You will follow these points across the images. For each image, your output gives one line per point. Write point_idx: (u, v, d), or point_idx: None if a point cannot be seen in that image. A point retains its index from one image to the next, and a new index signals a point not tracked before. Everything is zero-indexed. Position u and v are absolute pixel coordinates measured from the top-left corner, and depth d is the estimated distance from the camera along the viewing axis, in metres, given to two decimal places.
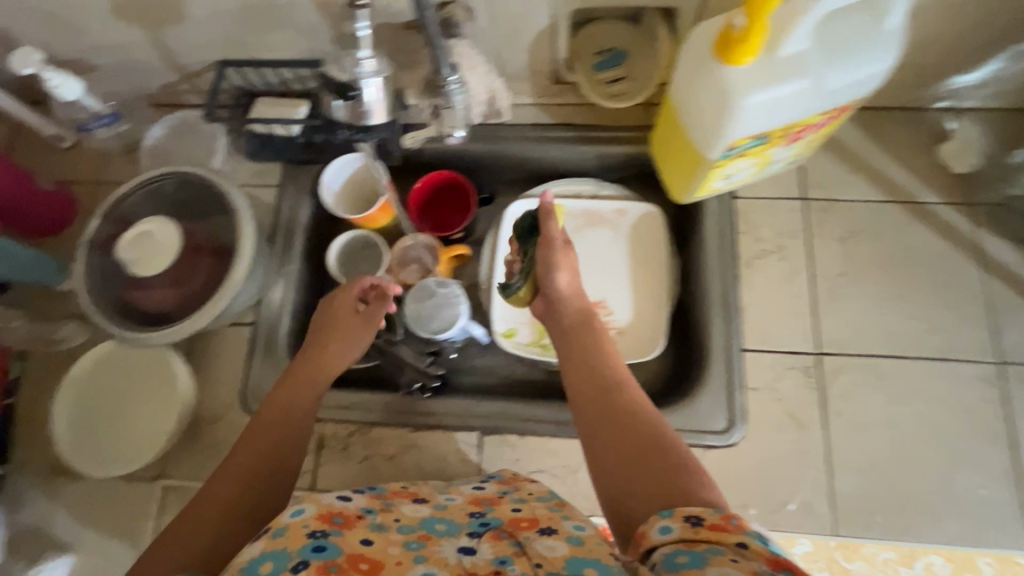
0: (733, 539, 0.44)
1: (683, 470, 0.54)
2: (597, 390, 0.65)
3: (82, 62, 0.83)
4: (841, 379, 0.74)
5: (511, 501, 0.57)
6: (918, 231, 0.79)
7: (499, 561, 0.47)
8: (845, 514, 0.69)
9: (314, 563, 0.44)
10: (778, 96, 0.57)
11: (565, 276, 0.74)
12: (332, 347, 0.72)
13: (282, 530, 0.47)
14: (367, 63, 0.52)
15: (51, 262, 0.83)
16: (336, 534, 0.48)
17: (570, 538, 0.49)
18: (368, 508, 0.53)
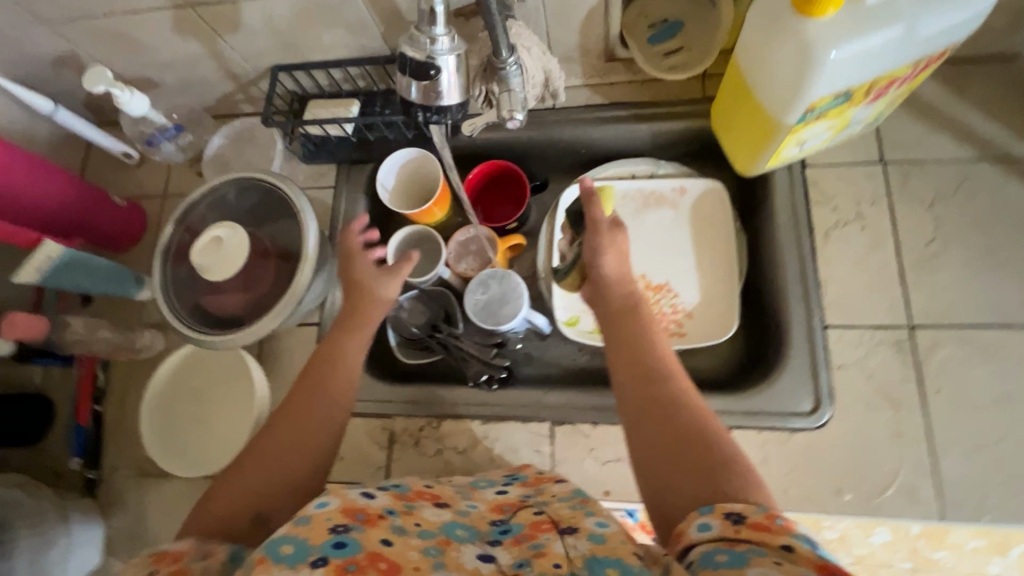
0: (778, 541, 0.39)
1: (734, 463, 0.48)
2: (635, 367, 0.58)
3: (146, 79, 0.86)
4: (938, 353, 0.69)
5: (534, 503, 0.54)
6: (1016, 189, 0.73)
7: (517, 565, 0.45)
8: (953, 497, 0.64)
9: (332, 562, 0.41)
10: (866, 48, 0.53)
11: (610, 259, 0.67)
12: (363, 303, 0.69)
13: (305, 518, 0.44)
14: (442, 38, 0.50)
15: (129, 274, 0.87)
16: (358, 530, 0.44)
17: (593, 535, 0.47)
18: (391, 508, 0.49)
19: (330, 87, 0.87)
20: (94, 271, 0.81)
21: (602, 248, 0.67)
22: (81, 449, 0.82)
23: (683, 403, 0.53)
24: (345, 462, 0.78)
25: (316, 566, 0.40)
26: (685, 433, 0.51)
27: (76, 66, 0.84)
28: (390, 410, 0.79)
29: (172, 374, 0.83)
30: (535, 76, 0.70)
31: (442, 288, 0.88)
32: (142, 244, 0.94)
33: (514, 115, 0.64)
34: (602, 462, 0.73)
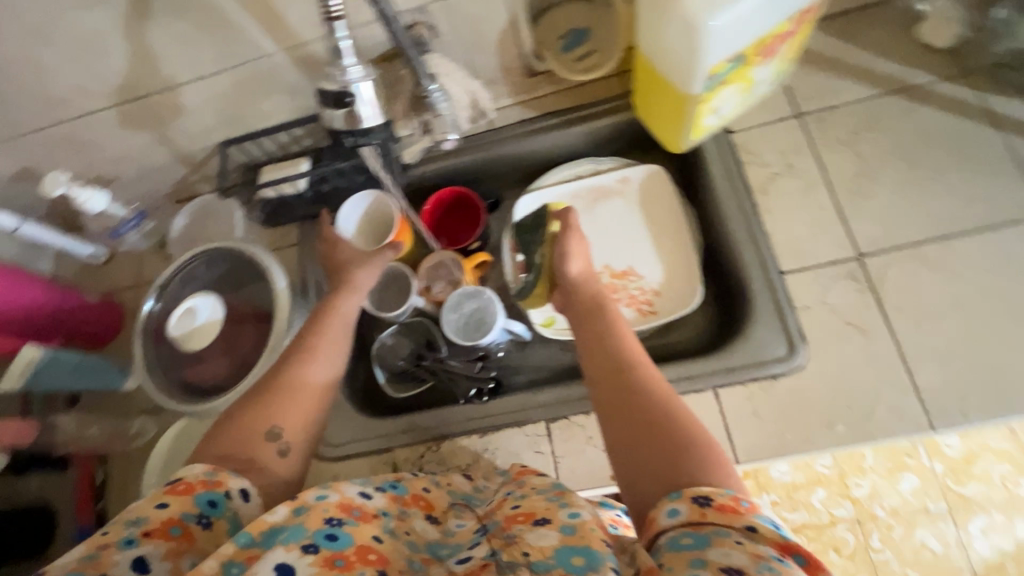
0: (742, 522, 0.40)
1: (705, 448, 0.48)
2: (607, 363, 0.59)
3: (103, 177, 0.90)
4: (891, 275, 0.72)
5: (513, 498, 0.52)
6: (923, 114, 0.78)
7: (490, 554, 0.48)
8: (937, 406, 0.66)
9: (323, 551, 0.44)
10: (742, 12, 0.58)
11: (577, 263, 0.73)
12: (358, 275, 0.77)
13: (303, 507, 0.46)
14: (354, 70, 0.59)
15: (112, 366, 0.89)
16: (351, 524, 0.47)
17: (563, 526, 0.45)
18: (386, 509, 0.50)
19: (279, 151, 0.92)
20: (77, 366, 0.83)
21: (571, 254, 0.73)
22: None
23: (654, 393, 0.54)
24: None
25: (307, 551, 0.43)
26: (655, 420, 0.51)
27: (34, 178, 0.88)
28: (389, 442, 0.80)
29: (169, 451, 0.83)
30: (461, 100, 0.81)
31: (419, 317, 0.90)
32: (122, 334, 0.96)
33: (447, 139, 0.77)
34: (602, 448, 0.74)
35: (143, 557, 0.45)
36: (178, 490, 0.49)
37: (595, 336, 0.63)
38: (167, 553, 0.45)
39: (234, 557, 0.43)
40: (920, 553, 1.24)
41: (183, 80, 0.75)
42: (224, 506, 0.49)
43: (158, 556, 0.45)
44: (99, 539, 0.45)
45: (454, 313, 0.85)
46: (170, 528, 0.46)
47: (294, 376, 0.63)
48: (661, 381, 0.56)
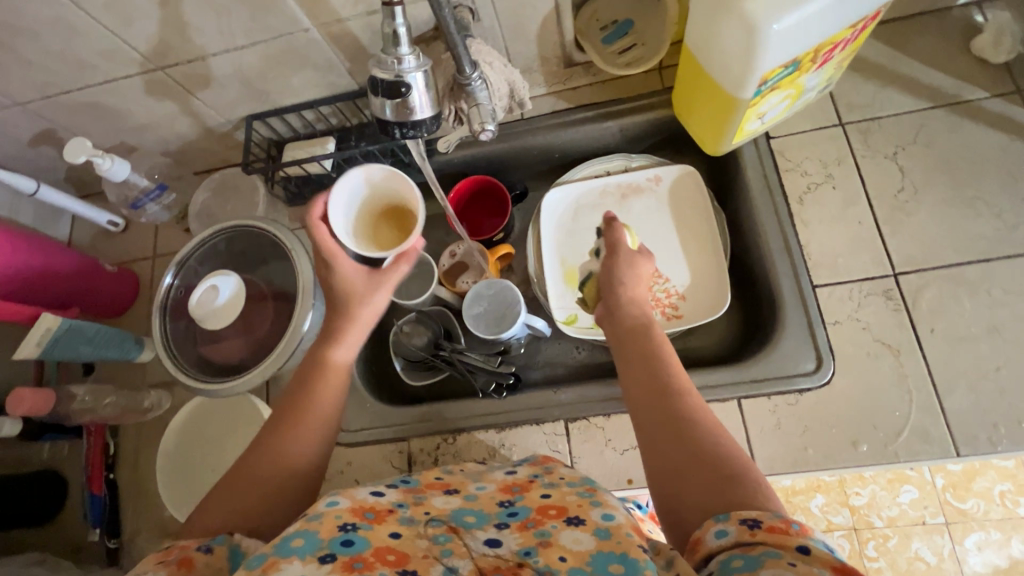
0: (794, 543, 0.40)
1: (752, 480, 0.48)
2: (650, 390, 0.58)
3: (125, 144, 0.88)
4: (926, 295, 0.71)
5: (542, 486, 0.55)
6: (971, 130, 0.76)
7: (523, 553, 0.47)
8: (964, 432, 0.66)
9: (340, 558, 0.43)
10: (804, 17, 0.56)
11: (633, 289, 0.69)
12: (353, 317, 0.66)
13: (317, 514, 0.46)
14: (409, 56, 0.54)
15: (128, 337, 0.88)
16: (365, 527, 0.47)
17: (597, 530, 0.46)
18: (400, 501, 0.53)
19: (304, 129, 0.90)
20: (94, 338, 0.82)
21: (621, 274, 0.70)
22: (99, 518, 0.82)
23: (701, 424, 0.54)
24: None
25: (325, 561, 0.43)
26: (700, 451, 0.51)
27: (53, 142, 0.86)
28: (404, 432, 0.79)
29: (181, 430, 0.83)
30: (500, 88, 0.72)
31: (439, 307, 0.89)
32: (137, 305, 0.95)
33: (486, 127, 0.66)
34: (621, 451, 0.74)
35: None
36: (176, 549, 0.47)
37: (636, 358, 0.62)
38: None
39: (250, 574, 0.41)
40: (915, 565, 1.26)
41: (214, 51, 0.73)
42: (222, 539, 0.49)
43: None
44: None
45: (476, 305, 0.84)
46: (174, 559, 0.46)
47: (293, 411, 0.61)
48: (706, 412, 0.55)
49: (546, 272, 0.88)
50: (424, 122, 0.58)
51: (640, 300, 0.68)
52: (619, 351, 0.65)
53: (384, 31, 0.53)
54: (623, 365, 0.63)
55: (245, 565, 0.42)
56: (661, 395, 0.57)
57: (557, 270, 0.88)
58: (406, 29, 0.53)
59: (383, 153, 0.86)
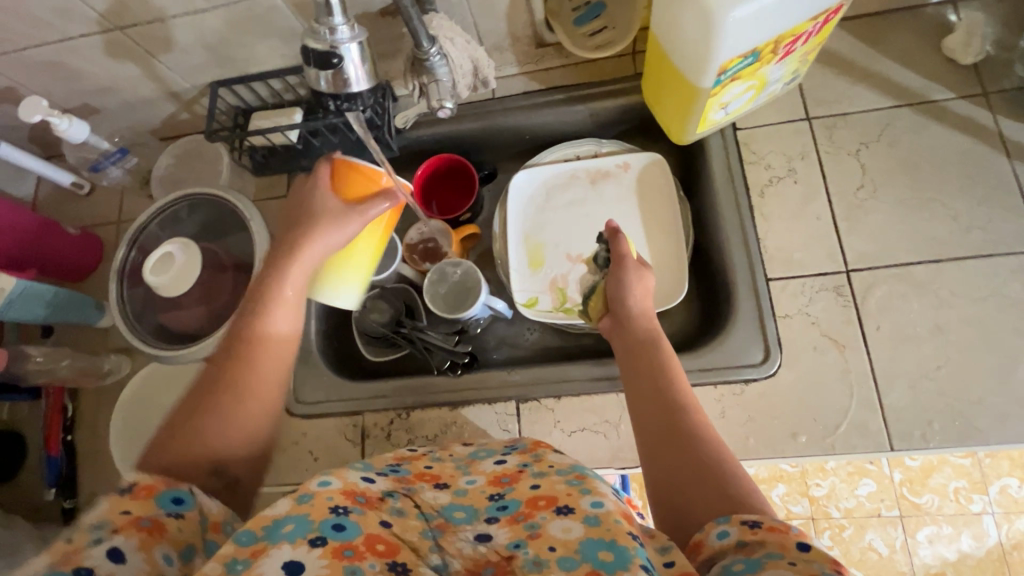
0: (793, 542, 0.41)
1: (751, 494, 0.49)
2: (655, 403, 0.59)
3: (87, 105, 0.87)
4: (876, 293, 0.72)
5: (531, 476, 0.56)
6: (935, 131, 0.76)
7: (513, 545, 0.48)
8: (899, 428, 0.67)
9: (331, 543, 0.44)
10: (761, 7, 0.55)
11: (637, 296, 0.70)
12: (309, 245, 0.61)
13: (307, 496, 0.48)
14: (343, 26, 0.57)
15: (89, 301, 0.88)
16: (357, 512, 0.48)
17: (587, 517, 0.47)
18: (390, 491, 0.54)
19: (271, 98, 0.88)
20: (52, 300, 0.82)
21: (629, 283, 0.70)
22: (56, 479, 0.83)
23: (703, 439, 0.54)
24: (320, 462, 0.79)
25: (314, 544, 0.44)
26: (703, 465, 0.52)
27: (13, 100, 0.85)
28: (359, 407, 0.80)
29: (132, 398, 0.84)
30: (463, 65, 0.71)
31: (402, 284, 0.90)
32: (100, 269, 0.94)
33: (444, 104, 0.68)
34: (568, 433, 0.75)
35: (116, 547, 0.40)
36: (138, 495, 0.44)
37: (642, 371, 0.63)
38: (140, 544, 0.41)
39: (237, 556, 0.42)
40: (867, 555, 1.28)
41: (173, 13, 0.71)
42: (193, 501, 0.46)
43: (132, 545, 0.41)
44: (63, 548, 0.40)
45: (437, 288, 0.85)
46: (140, 520, 0.42)
47: (245, 361, 0.56)
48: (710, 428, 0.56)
49: (509, 255, 0.88)
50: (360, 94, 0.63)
51: (647, 313, 0.69)
52: (626, 366, 0.65)
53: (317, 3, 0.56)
54: (632, 382, 0.63)
55: (234, 541, 0.43)
56: (668, 412, 0.58)
57: (521, 253, 0.88)
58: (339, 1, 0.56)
59: None
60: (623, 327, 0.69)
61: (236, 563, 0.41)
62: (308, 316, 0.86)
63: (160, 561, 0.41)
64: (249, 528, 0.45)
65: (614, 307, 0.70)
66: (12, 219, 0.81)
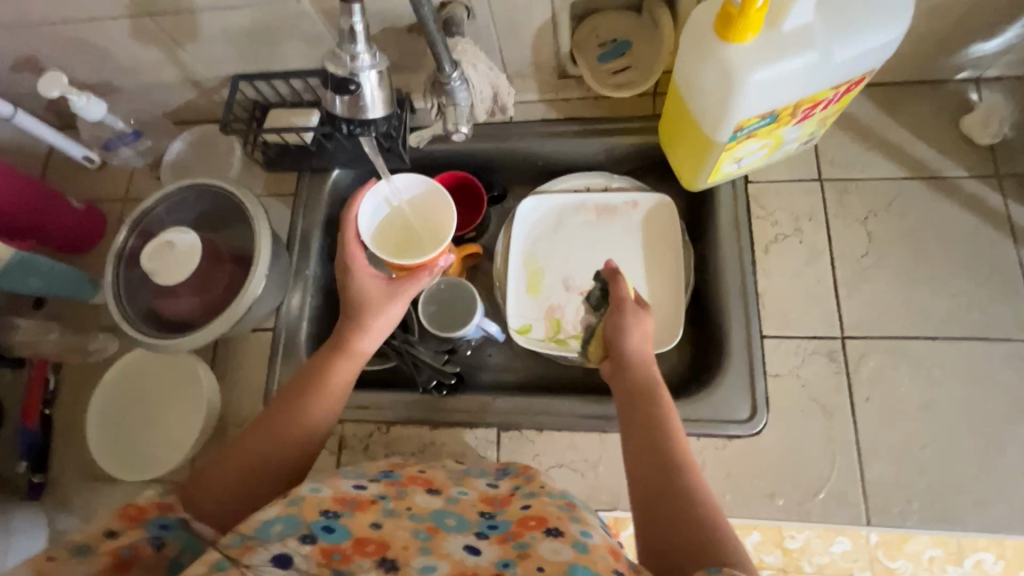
0: None
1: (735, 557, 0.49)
2: (648, 462, 0.58)
3: (108, 84, 0.87)
4: (868, 363, 0.72)
5: (522, 496, 0.58)
6: (944, 207, 0.76)
7: (501, 564, 0.49)
8: (878, 503, 0.67)
9: (320, 543, 0.49)
10: (782, 73, 0.56)
11: (637, 341, 0.68)
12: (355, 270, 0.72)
13: (298, 498, 0.52)
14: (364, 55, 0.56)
15: (85, 277, 0.88)
16: (347, 516, 0.52)
17: (576, 543, 0.49)
18: (382, 494, 0.56)
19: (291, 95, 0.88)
20: (49, 273, 0.82)
21: (627, 329, 0.69)
22: (27, 453, 0.82)
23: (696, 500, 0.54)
24: None
25: (304, 541, 0.49)
26: (691, 524, 0.52)
27: (34, 69, 0.85)
28: (340, 415, 0.80)
29: (116, 381, 0.83)
30: (483, 92, 0.71)
31: None
32: (100, 245, 0.94)
33: (460, 128, 0.66)
34: (546, 467, 0.75)
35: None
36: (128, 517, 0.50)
37: (641, 423, 0.62)
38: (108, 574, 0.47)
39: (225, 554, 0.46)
40: None
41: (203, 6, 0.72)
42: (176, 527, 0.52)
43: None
44: (44, 563, 0.46)
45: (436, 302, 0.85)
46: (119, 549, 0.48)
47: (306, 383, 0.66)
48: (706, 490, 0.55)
49: (509, 279, 0.88)
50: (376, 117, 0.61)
51: (646, 359, 0.67)
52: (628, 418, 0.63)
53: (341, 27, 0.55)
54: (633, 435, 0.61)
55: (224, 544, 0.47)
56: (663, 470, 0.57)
57: (520, 278, 0.88)
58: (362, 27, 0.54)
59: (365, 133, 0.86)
60: (622, 376, 0.67)
61: (223, 560, 0.45)
62: (302, 318, 0.86)
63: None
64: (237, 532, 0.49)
65: (613, 354, 0.69)
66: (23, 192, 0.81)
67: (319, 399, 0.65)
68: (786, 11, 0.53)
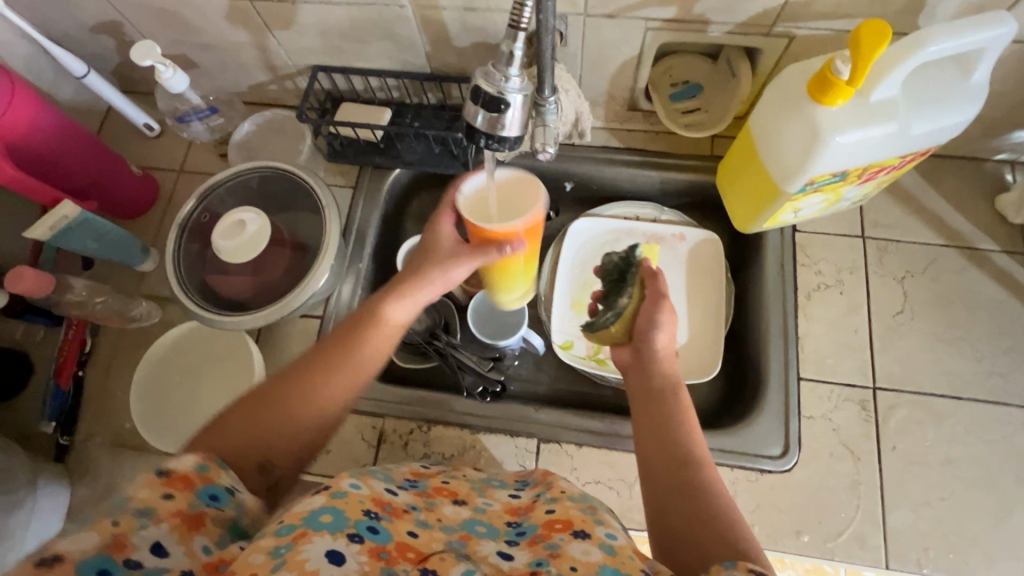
0: None
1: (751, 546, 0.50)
2: (664, 459, 0.60)
3: (185, 58, 0.88)
4: (896, 414, 0.76)
5: (544, 502, 0.58)
6: (975, 276, 0.81)
7: (536, 564, 0.48)
8: (897, 548, 0.71)
9: (367, 542, 0.45)
10: (862, 138, 0.60)
11: (664, 335, 0.70)
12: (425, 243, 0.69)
13: (341, 493, 0.49)
14: (515, 80, 0.52)
15: (137, 244, 0.88)
16: (387, 519, 0.49)
17: (603, 545, 0.48)
18: (414, 504, 0.55)
19: (364, 92, 0.91)
20: (104, 237, 0.81)
21: (657, 325, 0.71)
22: (57, 413, 0.81)
23: (714, 496, 0.55)
24: (331, 454, 0.80)
25: (353, 539, 0.44)
26: (706, 519, 0.53)
27: (114, 35, 0.86)
28: (381, 409, 0.81)
29: (163, 355, 0.83)
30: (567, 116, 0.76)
31: (445, 297, 0.91)
32: (151, 212, 0.95)
33: (545, 148, 0.65)
34: (583, 482, 0.77)
35: (160, 538, 0.43)
36: (175, 484, 0.46)
37: (657, 421, 0.64)
38: (180, 536, 0.44)
39: (279, 542, 0.42)
40: None
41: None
42: (226, 499, 0.48)
43: (174, 539, 0.43)
44: (110, 528, 0.41)
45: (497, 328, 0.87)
46: (188, 514, 0.45)
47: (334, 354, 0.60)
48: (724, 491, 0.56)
49: (556, 295, 0.91)
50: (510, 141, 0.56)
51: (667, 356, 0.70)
52: (642, 413, 0.66)
53: (501, 47, 0.51)
54: (643, 430, 0.64)
55: (274, 532, 0.43)
56: (680, 467, 0.58)
57: (567, 294, 0.91)
58: (524, 53, 0.50)
59: (434, 138, 0.88)
60: (643, 372, 0.69)
61: (279, 548, 0.42)
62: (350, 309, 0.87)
63: (199, 551, 0.44)
64: (286, 521, 0.44)
65: (638, 346, 0.72)
66: (81, 151, 0.81)
67: (354, 373, 0.60)
68: (876, 84, 0.58)
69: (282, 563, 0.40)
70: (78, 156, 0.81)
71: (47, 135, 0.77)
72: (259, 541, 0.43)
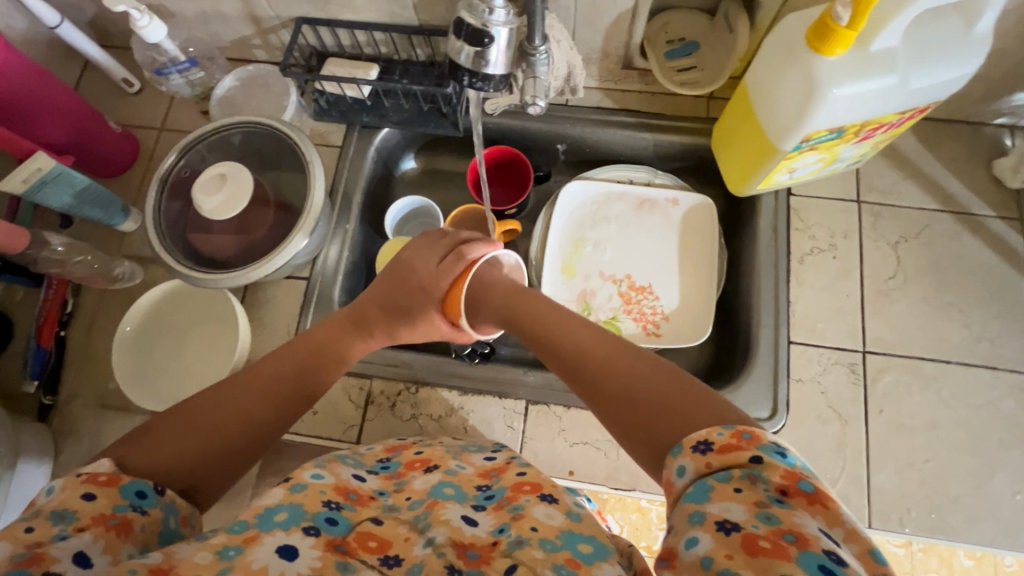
0: (747, 456, 0.39)
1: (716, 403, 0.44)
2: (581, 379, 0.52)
3: (163, 9, 0.84)
4: (884, 377, 0.76)
5: (518, 465, 0.56)
6: (969, 242, 0.81)
7: (498, 531, 0.47)
8: (880, 509, 0.71)
9: (322, 535, 0.44)
10: (862, 90, 0.59)
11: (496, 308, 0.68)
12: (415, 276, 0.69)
13: (301, 486, 0.49)
14: (499, 10, 0.49)
15: (117, 202, 0.85)
16: (348, 509, 0.48)
17: (570, 512, 0.48)
18: (381, 491, 0.54)
19: (351, 48, 0.88)
20: (82, 190, 0.79)
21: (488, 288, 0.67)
22: (40, 371, 0.80)
23: (638, 374, 0.48)
24: (318, 416, 0.79)
25: (308, 533, 0.44)
26: (668, 397, 0.45)
27: None
28: (369, 370, 0.80)
29: (134, 337, 0.81)
30: (559, 69, 0.75)
31: None
32: (132, 172, 0.92)
33: (536, 102, 0.64)
34: (570, 443, 0.77)
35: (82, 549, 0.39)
36: (99, 481, 0.42)
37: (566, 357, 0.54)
38: (107, 545, 0.40)
39: (229, 542, 0.42)
40: None
41: None
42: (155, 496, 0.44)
43: (100, 549, 0.39)
44: (23, 537, 0.38)
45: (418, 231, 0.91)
46: (107, 519, 0.41)
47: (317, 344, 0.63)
48: (643, 360, 0.50)
49: (547, 254, 0.89)
50: (494, 79, 0.54)
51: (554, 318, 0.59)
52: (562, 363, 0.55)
53: None
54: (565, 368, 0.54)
55: (227, 529, 0.44)
56: (593, 382, 0.51)
57: (558, 257, 0.89)
58: None
59: (423, 95, 0.85)
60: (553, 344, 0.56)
61: (229, 550, 0.41)
62: (337, 270, 0.85)
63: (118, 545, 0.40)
64: (242, 518, 0.45)
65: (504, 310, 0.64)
66: (54, 100, 0.78)
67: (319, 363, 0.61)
68: (878, 32, 0.56)
69: (230, 566, 0.40)
70: (50, 103, 0.77)
71: (21, 86, 0.74)
72: (209, 540, 0.43)
